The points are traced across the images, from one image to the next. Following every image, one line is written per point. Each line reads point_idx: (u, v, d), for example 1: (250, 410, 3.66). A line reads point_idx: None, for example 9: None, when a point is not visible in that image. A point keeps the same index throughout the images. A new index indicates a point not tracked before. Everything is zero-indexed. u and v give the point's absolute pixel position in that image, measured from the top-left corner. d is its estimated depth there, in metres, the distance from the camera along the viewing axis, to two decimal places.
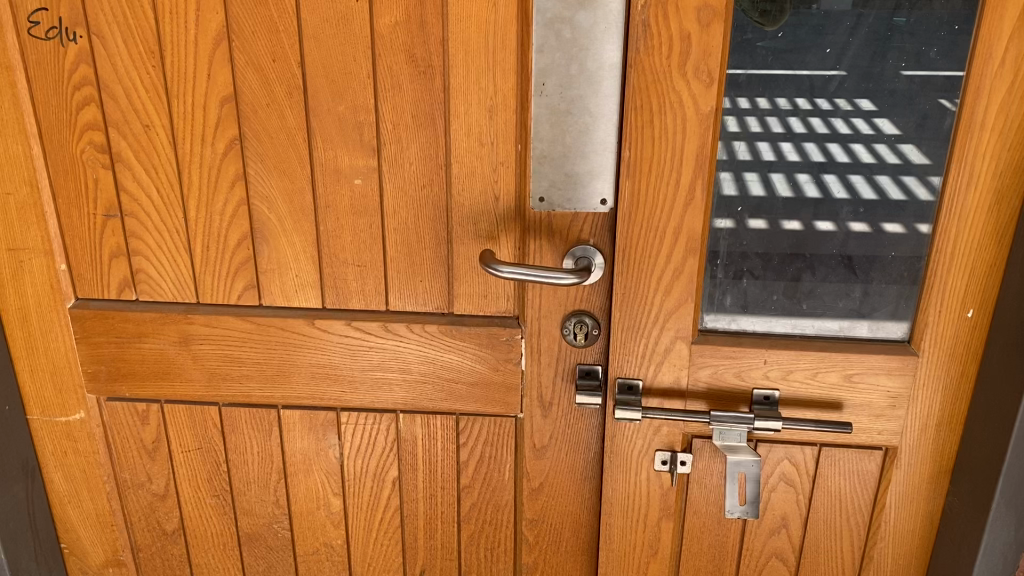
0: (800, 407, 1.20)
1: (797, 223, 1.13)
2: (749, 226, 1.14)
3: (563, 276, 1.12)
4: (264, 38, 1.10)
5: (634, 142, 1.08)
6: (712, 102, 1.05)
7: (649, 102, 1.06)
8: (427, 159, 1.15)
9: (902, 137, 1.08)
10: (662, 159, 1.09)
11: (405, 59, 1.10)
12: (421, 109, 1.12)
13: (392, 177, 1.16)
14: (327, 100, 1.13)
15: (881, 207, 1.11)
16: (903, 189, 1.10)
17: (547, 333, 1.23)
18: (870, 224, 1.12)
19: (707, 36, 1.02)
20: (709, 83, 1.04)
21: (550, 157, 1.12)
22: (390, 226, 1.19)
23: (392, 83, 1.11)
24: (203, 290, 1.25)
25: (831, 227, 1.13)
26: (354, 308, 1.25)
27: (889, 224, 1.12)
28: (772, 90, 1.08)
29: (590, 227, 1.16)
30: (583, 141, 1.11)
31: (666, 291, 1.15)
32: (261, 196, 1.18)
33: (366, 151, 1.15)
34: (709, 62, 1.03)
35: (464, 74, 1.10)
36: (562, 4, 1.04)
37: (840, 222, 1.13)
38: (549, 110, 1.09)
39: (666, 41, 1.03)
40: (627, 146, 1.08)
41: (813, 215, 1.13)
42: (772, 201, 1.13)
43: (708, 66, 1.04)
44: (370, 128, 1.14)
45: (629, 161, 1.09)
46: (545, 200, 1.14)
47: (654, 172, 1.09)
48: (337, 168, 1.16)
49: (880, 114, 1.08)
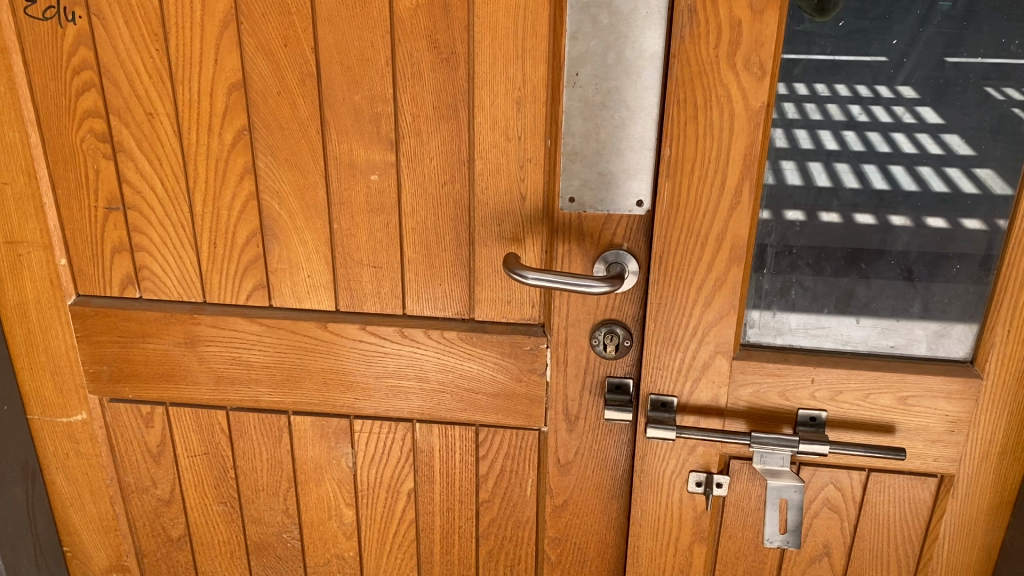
0: (848, 430, 1.11)
1: (843, 222, 1.04)
2: (785, 218, 1.04)
3: (594, 285, 1.04)
4: (275, 20, 1.01)
5: (675, 140, 0.98)
6: (764, 97, 0.95)
7: (692, 96, 0.96)
8: (449, 154, 1.06)
9: (971, 136, 0.98)
10: (706, 159, 0.99)
11: (426, 45, 1.01)
12: (442, 99, 1.03)
13: (411, 173, 1.08)
14: (342, 89, 1.04)
15: (926, 201, 1.01)
16: (973, 194, 1.00)
17: (575, 343, 1.14)
18: (912, 218, 1.02)
19: (760, 23, 0.92)
20: (761, 77, 0.94)
21: (584, 154, 1.02)
22: (409, 225, 1.11)
23: (412, 71, 1.02)
24: (210, 289, 1.18)
25: (871, 220, 1.03)
26: (370, 311, 1.17)
27: (935, 220, 1.02)
28: (828, 80, 0.97)
29: (624, 230, 1.07)
30: (619, 136, 1.01)
31: (705, 302, 1.06)
32: (271, 191, 1.10)
33: (383, 144, 1.06)
34: (761, 52, 0.93)
35: (490, 61, 1.01)
36: None
37: (890, 222, 1.03)
38: (582, 103, 1.00)
39: (714, 28, 0.93)
40: (668, 144, 0.99)
41: (856, 209, 1.03)
42: (821, 199, 1.03)
43: (760, 57, 0.93)
44: (388, 120, 1.05)
45: (669, 161, 1.00)
46: (575, 200, 1.05)
47: (697, 172, 1.00)
48: (352, 162, 1.08)
49: (949, 109, 0.97)
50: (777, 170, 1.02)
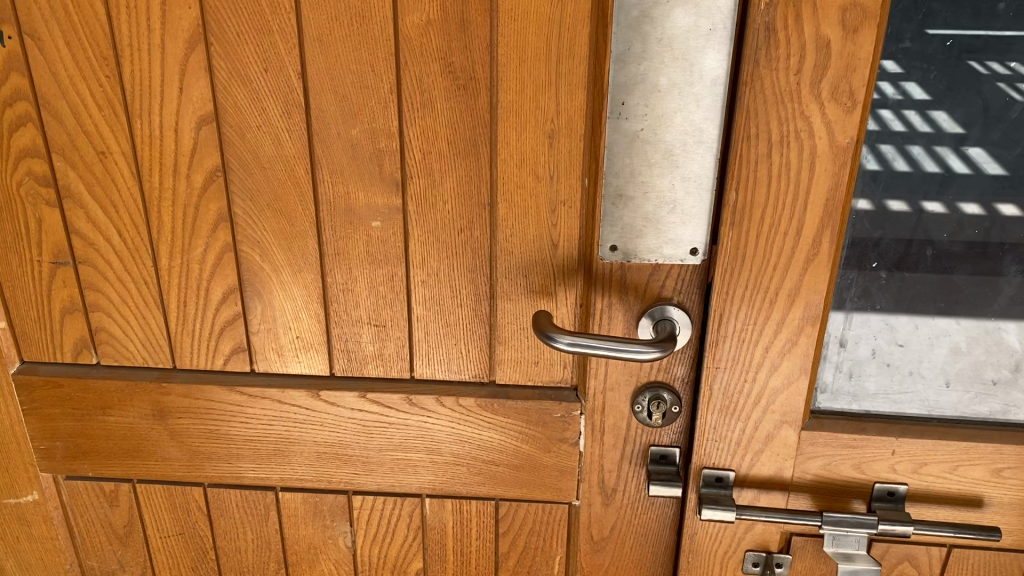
0: (932, 506, 0.95)
1: (947, 213, 0.84)
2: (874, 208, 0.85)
3: (644, 352, 0.88)
4: (252, 41, 0.83)
5: (743, 183, 0.82)
6: (854, 132, 0.79)
7: (766, 130, 0.79)
8: (466, 196, 0.89)
9: None
10: (779, 204, 0.82)
11: (439, 69, 0.83)
12: (458, 133, 0.86)
13: (420, 218, 0.90)
14: (337, 122, 0.86)
15: None
16: None
17: (614, 409, 0.98)
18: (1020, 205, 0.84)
19: (853, 44, 0.75)
20: (851, 108, 0.78)
21: (630, 196, 0.86)
22: (418, 277, 0.93)
23: (422, 99, 0.85)
24: (181, 354, 1.00)
25: (977, 210, 0.84)
26: (371, 375, 1.00)
27: None
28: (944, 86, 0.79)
29: (674, 282, 0.91)
30: (674, 175, 0.84)
31: (772, 367, 0.90)
32: (251, 240, 0.92)
33: (387, 186, 0.89)
34: (852, 78, 0.77)
35: (517, 88, 0.83)
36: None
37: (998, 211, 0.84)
38: (629, 137, 0.83)
39: (797, 50, 0.76)
40: (735, 188, 0.82)
41: (961, 197, 0.84)
42: (921, 186, 0.83)
43: (851, 85, 0.77)
44: (392, 158, 0.87)
45: (734, 207, 0.83)
46: (618, 249, 0.88)
47: (767, 218, 0.83)
48: (349, 207, 0.90)
49: None
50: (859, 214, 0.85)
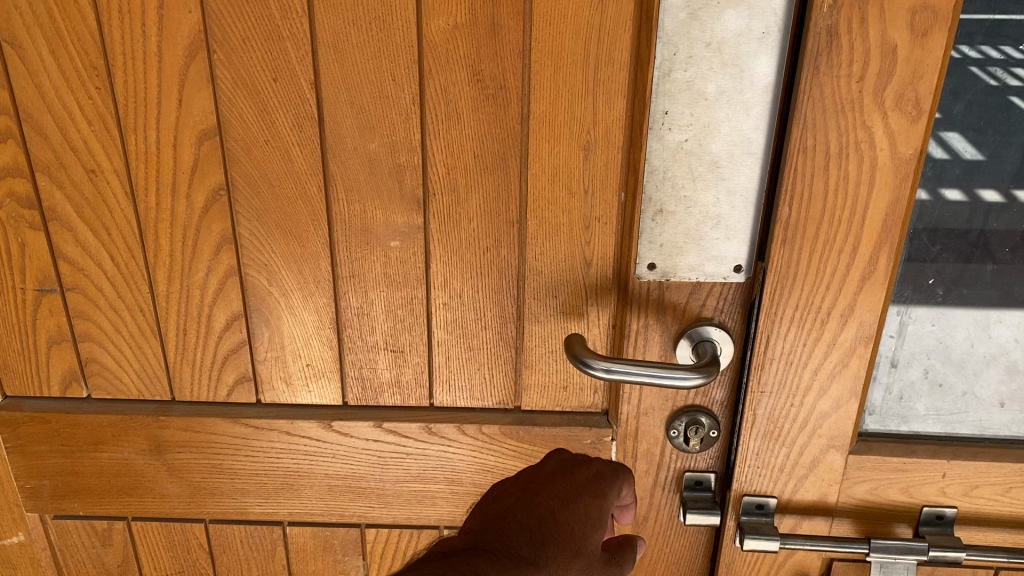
0: (982, 529, 0.91)
1: None
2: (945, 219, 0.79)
3: (686, 378, 0.82)
4: (260, 48, 0.76)
5: (797, 198, 0.76)
6: (918, 143, 0.73)
7: (823, 141, 0.73)
8: (493, 213, 0.82)
9: None
10: (834, 220, 0.77)
11: (466, 77, 0.76)
12: (486, 145, 0.79)
13: (442, 237, 0.83)
14: (353, 135, 0.79)
15: None
16: None
17: (648, 434, 0.92)
18: None
19: (921, 49, 0.69)
20: (916, 117, 0.72)
21: (672, 211, 0.80)
22: (439, 300, 0.87)
23: (447, 110, 0.78)
24: (180, 385, 0.92)
25: None
26: (387, 403, 0.93)
27: None
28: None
29: (715, 301, 0.85)
30: (719, 189, 0.79)
31: (820, 389, 0.85)
32: (258, 263, 0.85)
33: (407, 203, 0.82)
34: (919, 86, 0.71)
35: (550, 97, 0.77)
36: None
37: None
38: (673, 148, 0.77)
39: (860, 56, 0.70)
40: (789, 203, 0.76)
41: None
42: None
43: (917, 92, 0.71)
44: (413, 173, 0.80)
45: (785, 224, 0.77)
46: (656, 267, 0.83)
47: (821, 235, 0.77)
48: (365, 225, 0.83)
49: None
50: (915, 229, 0.79)
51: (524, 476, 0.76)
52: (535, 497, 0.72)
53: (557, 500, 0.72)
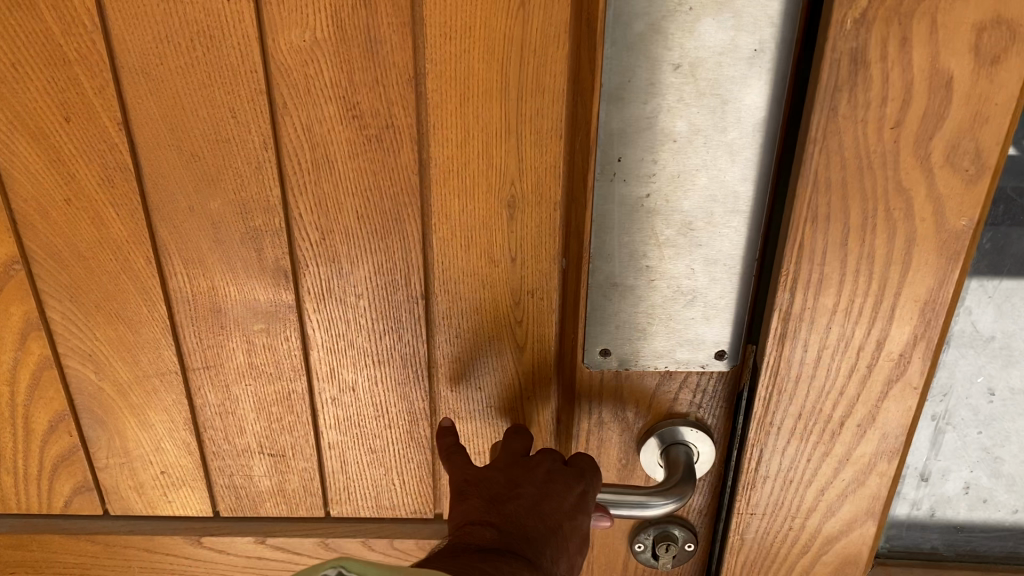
0: None
1: None
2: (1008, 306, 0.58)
3: (650, 505, 0.62)
4: (40, 74, 0.53)
5: (803, 283, 0.54)
6: (975, 211, 0.51)
7: (839, 208, 0.51)
8: (388, 287, 0.61)
9: None
10: (852, 311, 0.55)
11: (336, 112, 0.54)
12: (373, 201, 0.57)
13: (322, 316, 0.62)
14: (187, 191, 0.57)
15: None
16: None
17: (606, 546, 0.72)
18: None
19: (988, 83, 0.47)
20: (974, 176, 0.50)
21: (630, 285, 0.58)
22: (325, 394, 0.66)
23: (315, 157, 0.56)
24: (4, 495, 0.71)
25: None
26: (270, 513, 0.72)
27: None
28: None
29: (690, 394, 0.64)
30: (694, 260, 0.57)
31: (828, 510, 0.64)
32: (81, 352, 0.64)
33: (271, 276, 0.60)
34: (981, 134, 0.49)
35: (458, 136, 0.55)
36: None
37: None
38: (629, 205, 0.55)
39: (897, 93, 0.48)
40: (796, 289, 0.54)
41: None
42: None
43: (976, 141, 0.49)
44: (275, 238, 0.59)
45: (786, 316, 0.56)
46: (611, 353, 0.61)
47: (834, 329, 0.56)
48: (217, 306, 0.61)
49: None
50: (960, 327, 0.59)
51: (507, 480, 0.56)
52: (543, 494, 0.55)
53: (569, 498, 0.56)
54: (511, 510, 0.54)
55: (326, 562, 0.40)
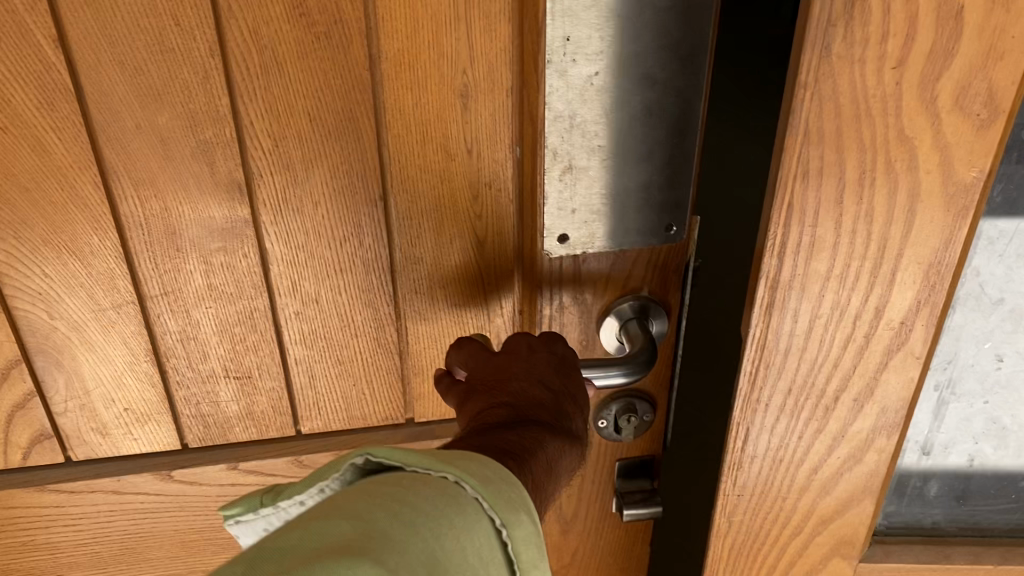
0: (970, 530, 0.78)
1: None
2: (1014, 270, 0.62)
3: (607, 375, 0.65)
4: None
5: (793, 248, 0.53)
6: (985, 160, 0.50)
7: (833, 160, 0.50)
8: (346, 193, 0.61)
9: None
10: (846, 276, 0.55)
11: (283, 12, 0.54)
12: (325, 104, 0.57)
13: (280, 230, 0.62)
14: (132, 108, 0.55)
15: None
16: None
17: None
18: None
19: (1003, 15, 0.45)
20: (983, 125, 0.49)
21: (585, 167, 0.59)
22: (288, 309, 0.66)
23: (263, 61, 0.55)
24: None
25: None
26: (240, 438, 0.72)
27: None
28: None
29: (644, 270, 0.67)
30: (640, 141, 0.59)
31: (822, 488, 0.65)
32: (30, 292, 0.61)
33: (226, 192, 0.59)
34: (993, 72, 0.47)
35: (407, 30, 0.55)
36: None
37: None
38: (581, 83, 0.55)
39: (898, 27, 0.46)
40: (792, 223, 0.52)
41: None
42: None
43: (989, 83, 0.48)
44: (227, 151, 0.58)
45: (774, 284, 0.55)
46: (570, 239, 0.62)
47: (828, 297, 0.56)
48: (172, 227, 0.60)
49: None
50: (969, 289, 0.62)
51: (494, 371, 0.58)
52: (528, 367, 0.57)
53: (551, 359, 0.59)
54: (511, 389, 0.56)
55: (350, 451, 0.37)
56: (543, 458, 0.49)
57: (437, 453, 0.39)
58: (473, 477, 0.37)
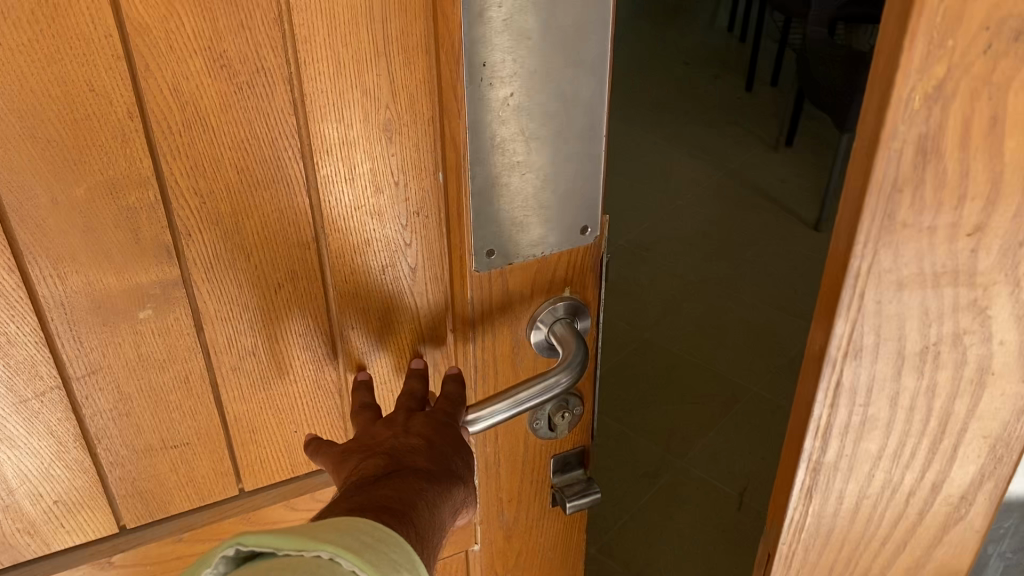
0: None
1: None
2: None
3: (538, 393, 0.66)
4: None
5: (840, 430, 0.46)
6: None
7: (891, 337, 0.42)
8: (278, 239, 0.60)
9: None
10: (902, 457, 0.47)
11: (204, 67, 0.52)
12: (252, 153, 0.56)
13: (213, 287, 0.60)
14: (47, 183, 0.52)
15: None
16: None
17: (509, 434, 0.78)
18: None
19: None
20: None
21: (505, 186, 0.62)
22: (225, 366, 0.64)
23: (185, 116, 0.53)
24: None
25: None
26: (182, 509, 0.69)
27: None
28: None
29: (565, 274, 0.70)
30: (550, 155, 0.62)
31: None
32: None
33: (153, 257, 0.57)
34: None
35: (330, 70, 0.55)
36: None
37: None
38: (497, 109, 0.58)
39: (978, 185, 0.38)
40: (842, 403, 0.44)
41: None
42: None
43: None
44: (153, 215, 0.56)
45: (817, 469, 0.47)
46: (495, 253, 0.65)
47: (879, 478, 0.48)
48: (97, 303, 0.57)
49: None
50: None
51: (373, 428, 0.62)
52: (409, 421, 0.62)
53: (432, 421, 0.62)
54: (388, 446, 0.60)
55: (222, 542, 0.41)
56: (425, 509, 0.54)
57: (316, 527, 0.43)
58: (348, 553, 0.41)
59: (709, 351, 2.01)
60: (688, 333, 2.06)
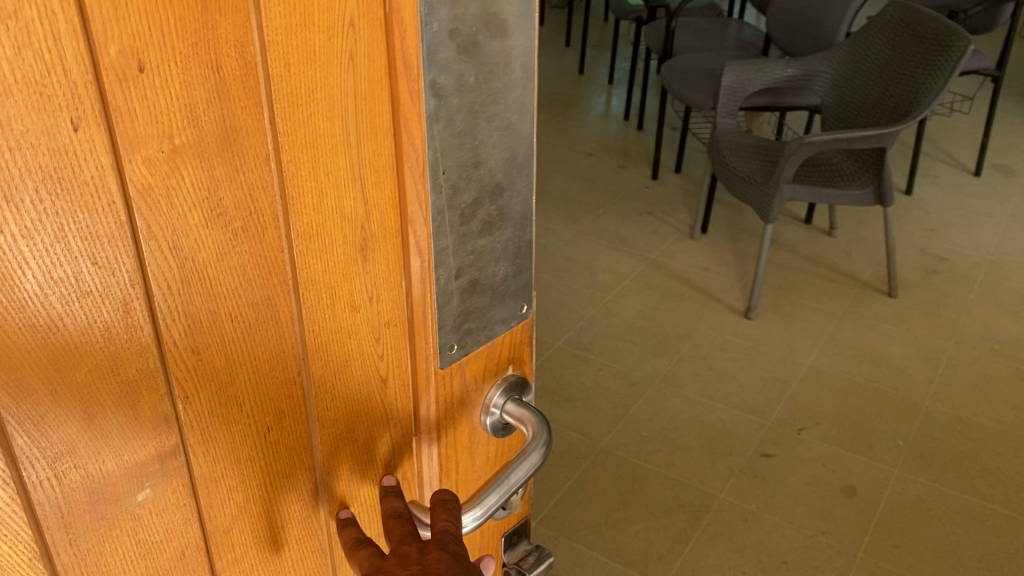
0: None
1: None
2: None
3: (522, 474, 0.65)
4: None
5: None
6: None
7: None
8: (268, 383, 0.57)
9: None
10: None
11: (201, 220, 0.49)
12: (248, 299, 0.53)
13: (209, 450, 0.56)
14: (47, 373, 0.46)
15: None
16: None
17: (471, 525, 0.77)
18: None
19: None
20: None
21: (463, 282, 0.62)
22: (219, 531, 0.59)
23: (184, 274, 0.49)
24: None
25: None
26: None
27: None
28: None
29: (511, 356, 0.71)
30: (494, 247, 0.63)
31: None
32: None
33: (152, 431, 0.52)
34: None
35: (312, 201, 0.54)
36: (455, 22, 0.53)
37: None
38: (454, 209, 0.59)
39: None
40: None
41: None
42: None
43: None
44: (153, 386, 0.51)
45: None
46: (458, 347, 0.65)
47: None
48: (96, 497, 0.51)
49: None
50: None
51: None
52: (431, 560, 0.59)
53: (445, 555, 0.59)
54: None
55: None
56: None
57: None
58: None
59: (682, 463, 2.06)
60: (638, 443, 2.11)
